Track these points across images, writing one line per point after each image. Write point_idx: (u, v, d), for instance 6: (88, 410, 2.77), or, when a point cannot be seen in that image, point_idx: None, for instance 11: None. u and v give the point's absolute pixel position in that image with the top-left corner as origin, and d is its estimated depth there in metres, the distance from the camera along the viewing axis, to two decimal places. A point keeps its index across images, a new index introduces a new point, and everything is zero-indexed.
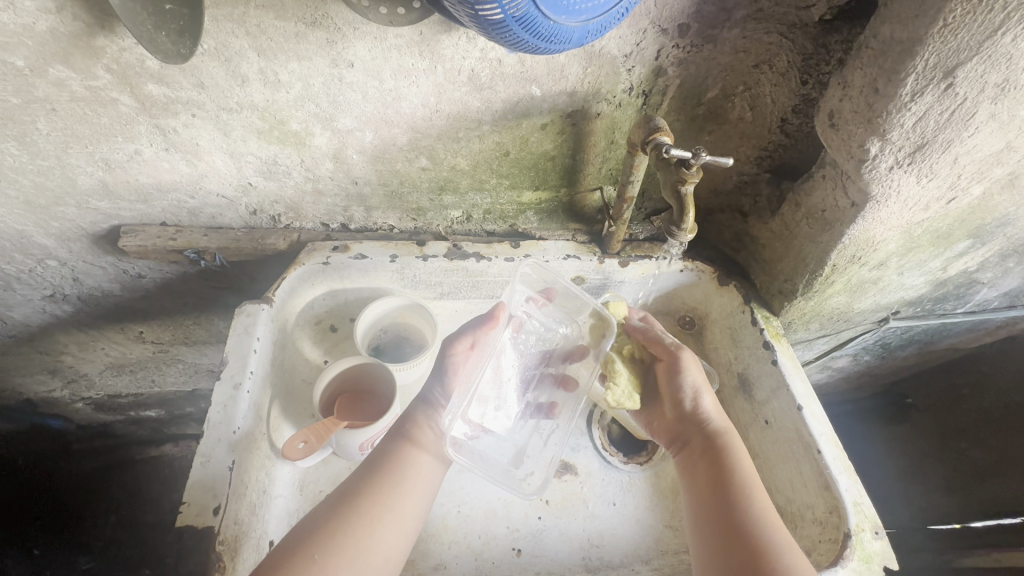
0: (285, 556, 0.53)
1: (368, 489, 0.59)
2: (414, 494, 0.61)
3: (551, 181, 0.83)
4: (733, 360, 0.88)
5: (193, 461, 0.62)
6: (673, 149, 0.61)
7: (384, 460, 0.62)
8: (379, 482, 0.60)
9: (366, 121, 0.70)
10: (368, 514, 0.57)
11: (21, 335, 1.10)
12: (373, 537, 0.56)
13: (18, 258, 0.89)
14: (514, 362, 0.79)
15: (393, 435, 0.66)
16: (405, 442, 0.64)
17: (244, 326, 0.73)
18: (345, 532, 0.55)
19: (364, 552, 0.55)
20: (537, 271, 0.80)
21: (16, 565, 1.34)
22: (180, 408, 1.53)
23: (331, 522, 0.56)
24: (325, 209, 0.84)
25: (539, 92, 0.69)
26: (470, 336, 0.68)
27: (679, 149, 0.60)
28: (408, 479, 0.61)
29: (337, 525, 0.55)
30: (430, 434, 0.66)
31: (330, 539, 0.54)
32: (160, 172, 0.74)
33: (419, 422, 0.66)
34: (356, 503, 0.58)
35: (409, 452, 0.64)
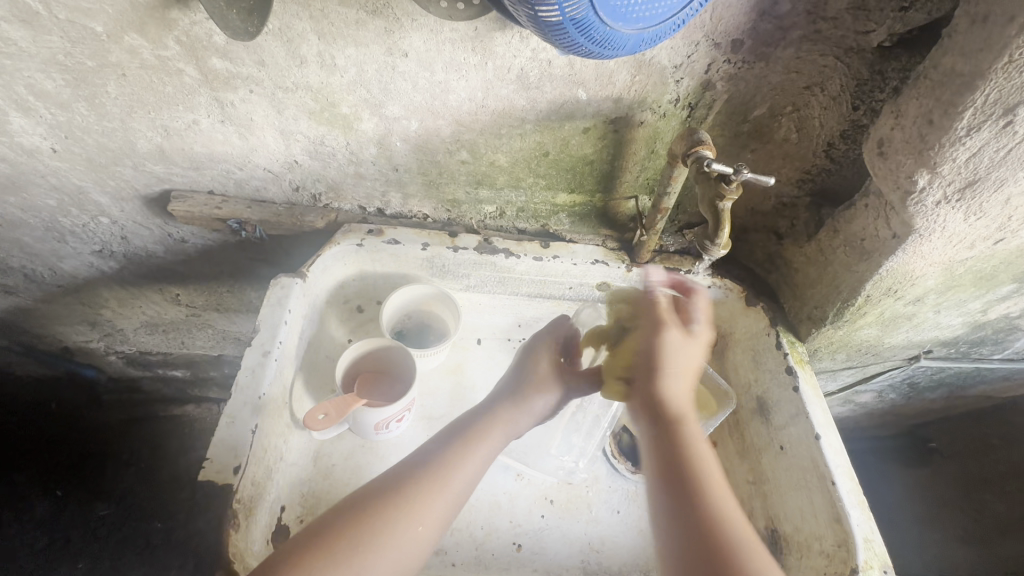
0: (326, 534, 0.54)
1: (405, 486, 0.58)
2: (452, 496, 0.60)
3: (587, 185, 0.84)
4: (753, 383, 0.88)
5: (219, 420, 0.65)
6: (715, 163, 0.60)
7: (433, 456, 0.62)
8: (420, 483, 0.59)
9: (413, 110, 0.72)
10: (414, 509, 0.57)
11: (68, 286, 1.18)
12: (414, 533, 0.56)
13: (75, 212, 0.94)
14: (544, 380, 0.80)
15: (450, 431, 0.66)
16: (460, 446, 0.63)
17: (278, 298, 0.75)
18: (375, 528, 0.55)
19: (387, 550, 0.55)
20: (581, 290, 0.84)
21: (42, 504, 1.44)
22: (207, 371, 1.59)
23: (359, 510, 0.56)
24: (364, 192, 0.86)
25: (585, 96, 0.69)
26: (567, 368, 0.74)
27: (721, 163, 0.59)
28: (453, 483, 0.60)
29: (368, 518, 0.56)
30: (490, 442, 0.66)
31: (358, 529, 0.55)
32: (213, 143, 0.78)
33: (482, 429, 0.66)
34: (392, 497, 0.57)
35: (462, 453, 0.63)
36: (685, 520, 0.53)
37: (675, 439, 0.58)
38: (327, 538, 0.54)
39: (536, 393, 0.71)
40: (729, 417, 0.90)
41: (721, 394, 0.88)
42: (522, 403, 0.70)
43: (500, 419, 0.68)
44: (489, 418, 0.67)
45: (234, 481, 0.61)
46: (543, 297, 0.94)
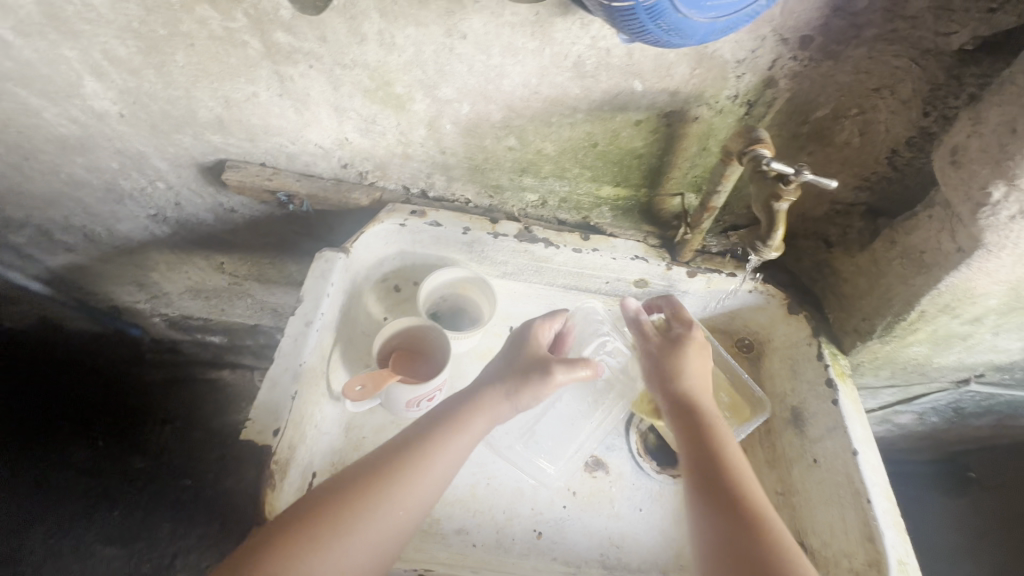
0: (307, 509, 0.57)
1: (379, 475, 0.59)
2: (427, 485, 0.60)
3: (633, 179, 0.83)
4: (789, 393, 0.86)
5: (262, 383, 0.67)
6: (774, 163, 0.58)
7: (406, 446, 0.62)
8: (394, 472, 0.59)
9: (466, 93, 0.72)
10: (390, 490, 0.58)
11: (123, 247, 1.26)
12: (391, 514, 0.58)
13: (135, 176, 0.98)
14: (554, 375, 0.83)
15: (425, 420, 0.66)
16: (436, 436, 0.63)
17: (322, 271, 0.77)
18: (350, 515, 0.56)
19: (361, 537, 0.56)
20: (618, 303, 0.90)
21: (84, 453, 1.51)
22: (243, 339, 1.65)
23: (335, 497, 0.57)
24: (410, 172, 0.87)
25: (641, 87, 0.68)
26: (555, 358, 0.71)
27: (781, 162, 0.57)
28: (432, 467, 0.61)
29: (342, 504, 0.57)
30: (474, 430, 0.65)
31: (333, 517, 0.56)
32: (270, 116, 0.80)
33: (460, 418, 0.65)
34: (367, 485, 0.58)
35: (436, 444, 0.62)
36: (723, 516, 0.56)
37: (708, 441, 0.63)
38: (304, 521, 0.55)
39: (518, 385, 0.68)
40: (761, 426, 0.88)
41: (754, 402, 0.86)
42: (502, 393, 0.67)
43: (478, 408, 0.66)
44: (466, 406, 0.66)
45: (273, 443, 0.64)
46: (579, 289, 0.93)
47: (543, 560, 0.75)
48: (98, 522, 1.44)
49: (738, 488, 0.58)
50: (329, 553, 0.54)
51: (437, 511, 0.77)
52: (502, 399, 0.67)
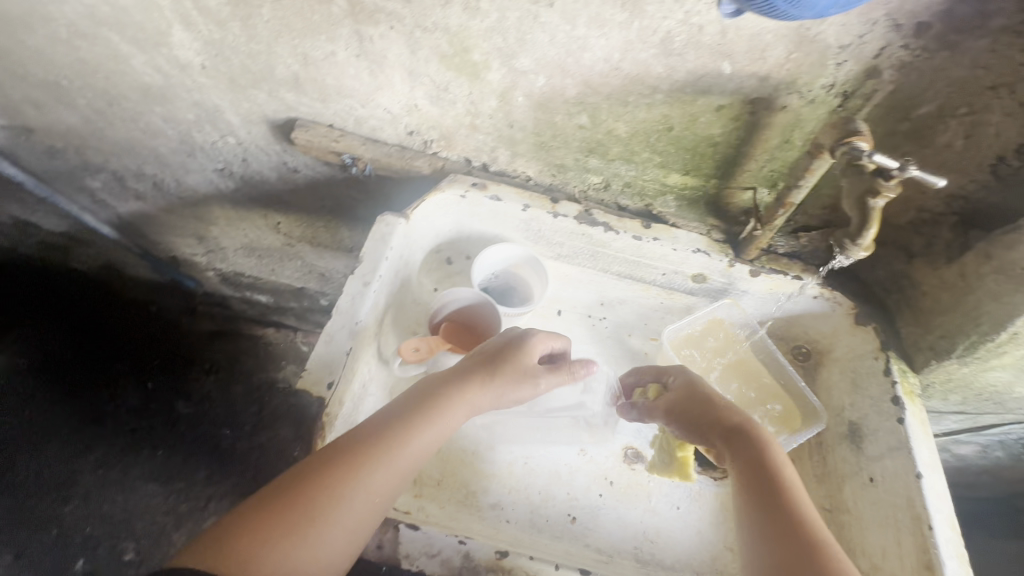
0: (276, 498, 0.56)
1: (348, 461, 0.58)
2: (394, 474, 0.59)
3: (705, 168, 0.80)
4: (847, 407, 0.82)
5: (319, 337, 0.68)
6: (878, 155, 0.55)
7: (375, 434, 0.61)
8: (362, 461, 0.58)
9: (544, 64, 0.70)
10: (358, 479, 0.57)
11: (188, 199, 1.30)
12: (360, 501, 0.57)
13: (208, 129, 1.02)
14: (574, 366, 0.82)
15: (392, 407, 0.64)
16: (403, 426, 0.61)
17: (382, 235, 0.77)
18: (318, 504, 0.55)
19: (329, 527, 0.55)
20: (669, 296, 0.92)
21: (135, 393, 1.59)
22: (288, 300, 1.70)
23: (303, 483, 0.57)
24: (474, 144, 0.87)
25: (729, 70, 0.64)
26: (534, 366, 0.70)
27: (885, 155, 0.54)
28: (400, 455, 0.60)
29: (310, 493, 0.56)
30: (444, 419, 0.64)
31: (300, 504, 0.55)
32: (344, 77, 0.80)
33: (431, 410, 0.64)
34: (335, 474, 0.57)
35: (405, 435, 0.61)
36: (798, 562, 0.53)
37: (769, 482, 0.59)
38: (271, 510, 0.54)
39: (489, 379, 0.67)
40: (813, 439, 0.84)
41: (808, 412, 0.83)
42: (474, 388, 0.66)
43: (448, 400, 0.65)
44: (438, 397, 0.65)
45: (325, 395, 0.65)
46: (632, 279, 0.92)
47: (576, 545, 0.75)
48: (143, 460, 1.52)
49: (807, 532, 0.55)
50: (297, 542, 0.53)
51: (475, 483, 0.77)
52: (474, 396, 0.66)
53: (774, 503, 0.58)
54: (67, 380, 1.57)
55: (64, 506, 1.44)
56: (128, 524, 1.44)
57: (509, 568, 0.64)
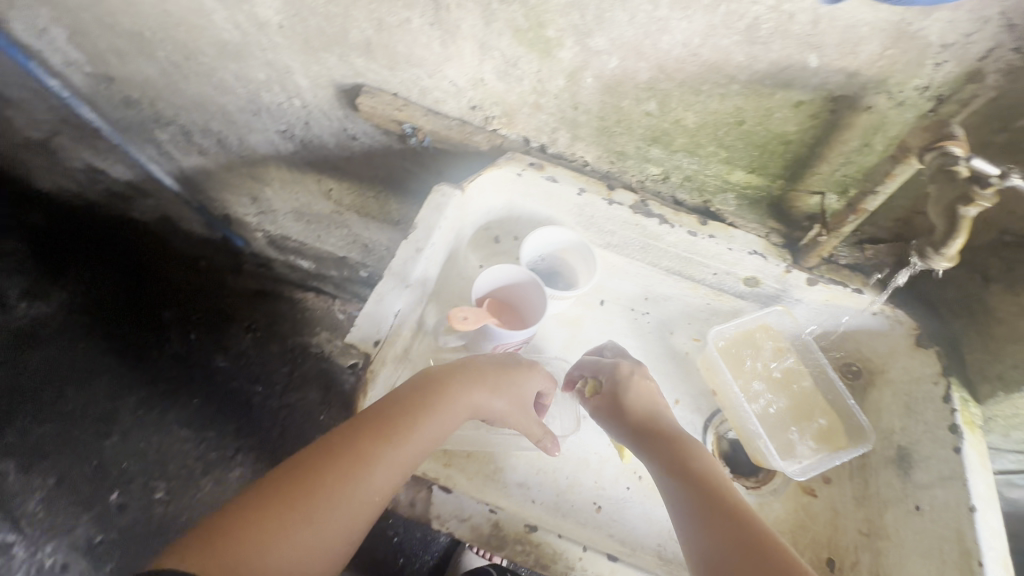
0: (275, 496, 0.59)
1: (337, 461, 0.61)
2: (385, 478, 0.61)
3: (772, 167, 0.77)
4: (897, 430, 0.78)
5: (370, 295, 0.70)
6: (976, 160, 0.51)
7: (363, 435, 0.62)
8: (351, 463, 0.61)
9: (619, 45, 0.68)
10: (350, 477, 0.60)
11: (247, 158, 1.34)
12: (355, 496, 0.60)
13: (277, 90, 1.04)
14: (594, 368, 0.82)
15: (381, 406, 0.64)
16: (392, 431, 0.62)
17: (437, 204, 0.78)
18: (311, 504, 0.59)
19: (325, 522, 0.59)
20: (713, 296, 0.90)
21: (178, 342, 1.67)
22: (330, 269, 1.74)
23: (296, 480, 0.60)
24: (536, 124, 0.86)
25: (816, 63, 0.61)
26: (528, 386, 0.71)
27: (984, 160, 0.50)
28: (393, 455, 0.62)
29: (302, 493, 0.59)
30: (439, 424, 0.65)
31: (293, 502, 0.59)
32: (415, 45, 0.81)
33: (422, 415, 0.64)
34: (327, 474, 0.60)
35: (394, 440, 0.62)
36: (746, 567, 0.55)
37: (715, 493, 0.61)
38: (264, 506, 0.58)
39: (487, 388, 0.68)
40: (855, 460, 0.81)
41: (856, 432, 0.80)
42: (466, 398, 0.67)
43: (440, 405, 0.65)
44: (428, 400, 0.65)
45: (372, 352, 0.67)
46: (681, 276, 0.90)
47: (598, 533, 0.74)
48: (180, 406, 1.59)
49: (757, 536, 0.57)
50: (291, 536, 0.57)
51: (503, 460, 0.77)
52: (465, 406, 0.67)
53: (723, 513, 0.59)
54: (119, 321, 1.66)
55: (105, 440, 1.50)
56: (160, 466, 1.50)
57: (537, 543, 0.63)
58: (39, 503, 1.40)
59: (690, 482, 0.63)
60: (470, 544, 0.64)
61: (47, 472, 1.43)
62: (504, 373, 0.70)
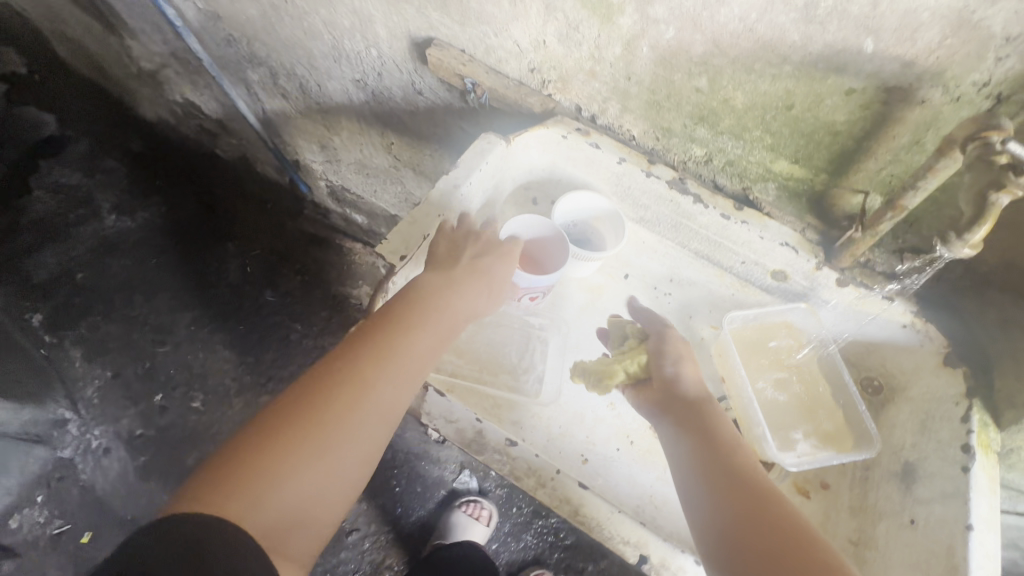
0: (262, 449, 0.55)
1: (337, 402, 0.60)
2: (394, 405, 0.63)
3: (816, 160, 0.77)
4: (906, 447, 0.76)
5: (404, 218, 0.75)
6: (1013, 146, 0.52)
7: (368, 368, 0.62)
8: (347, 387, 0.60)
9: (677, 16, 0.70)
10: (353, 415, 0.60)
11: (323, 105, 1.45)
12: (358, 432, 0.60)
13: (358, 39, 1.13)
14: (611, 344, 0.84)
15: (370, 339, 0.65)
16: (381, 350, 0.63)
17: (481, 149, 0.83)
18: (320, 439, 0.58)
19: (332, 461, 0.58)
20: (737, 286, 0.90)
21: (236, 270, 1.82)
22: (380, 225, 1.83)
23: (290, 419, 0.57)
24: (589, 92, 0.89)
25: (872, 48, 0.61)
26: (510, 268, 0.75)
27: (1021, 145, 0.51)
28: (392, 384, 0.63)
29: (310, 426, 0.58)
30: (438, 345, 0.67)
31: (299, 440, 0.56)
32: (487, 2, 0.86)
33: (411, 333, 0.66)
34: (327, 405, 0.59)
35: (389, 356, 0.63)
36: (755, 531, 0.56)
37: (734, 462, 0.62)
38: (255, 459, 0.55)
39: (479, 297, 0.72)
40: (857, 471, 0.78)
41: (860, 435, 0.78)
42: (453, 309, 0.70)
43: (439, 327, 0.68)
44: (412, 317, 0.66)
45: (397, 264, 0.72)
46: (709, 261, 0.90)
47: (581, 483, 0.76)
48: (227, 327, 1.72)
49: (772, 505, 0.58)
50: (306, 476, 0.56)
51: (502, 398, 0.80)
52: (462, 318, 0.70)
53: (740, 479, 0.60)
54: (190, 244, 1.83)
55: (161, 345, 1.66)
56: (202, 376, 1.65)
57: (512, 457, 0.72)
58: (95, 390, 1.56)
59: (711, 464, 0.62)
60: (455, 445, 0.74)
61: (106, 364, 1.60)
62: (482, 267, 0.73)
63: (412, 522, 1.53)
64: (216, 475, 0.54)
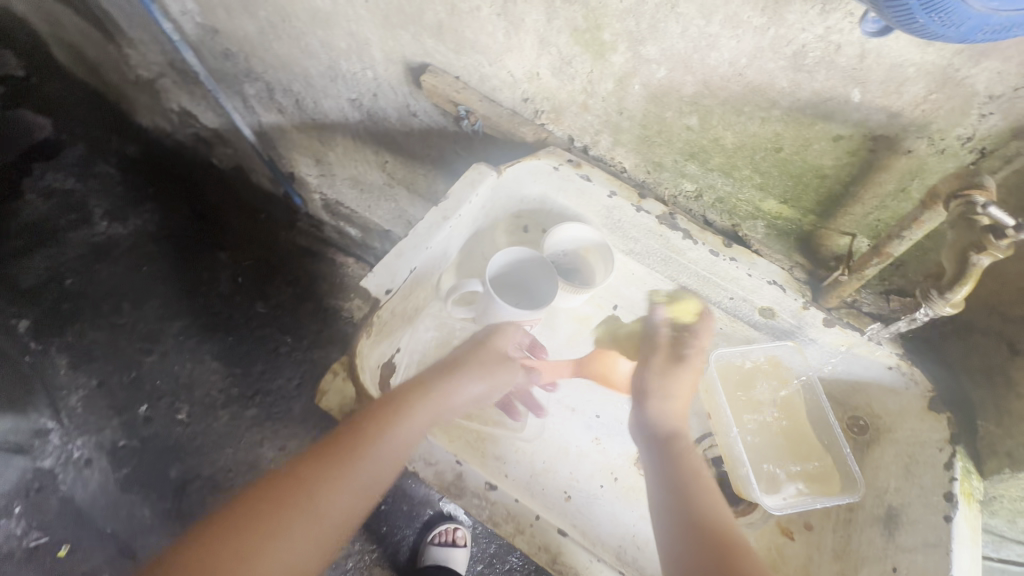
0: (252, 512, 0.60)
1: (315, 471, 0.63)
2: (369, 477, 0.64)
3: (804, 201, 0.77)
4: (890, 490, 0.76)
5: (390, 251, 0.73)
6: (994, 209, 0.52)
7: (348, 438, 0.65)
8: (333, 456, 0.64)
9: (668, 56, 0.71)
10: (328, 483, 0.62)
11: (318, 122, 1.45)
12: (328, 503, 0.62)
13: (354, 61, 1.13)
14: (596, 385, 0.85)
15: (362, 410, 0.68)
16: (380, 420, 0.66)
17: (472, 180, 0.82)
18: (292, 509, 0.60)
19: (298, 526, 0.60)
20: (725, 322, 0.90)
21: (226, 283, 1.80)
22: (373, 240, 1.83)
23: (278, 486, 0.62)
24: (581, 124, 0.90)
25: (858, 98, 0.62)
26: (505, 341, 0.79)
27: (1002, 210, 0.51)
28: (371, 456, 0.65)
29: (287, 496, 0.61)
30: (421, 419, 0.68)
31: (284, 509, 0.60)
32: (481, 32, 0.86)
33: (410, 403, 0.68)
34: (310, 475, 0.63)
35: (376, 429, 0.66)
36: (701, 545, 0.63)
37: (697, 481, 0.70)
38: (241, 519, 0.59)
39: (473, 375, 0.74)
40: (842, 512, 0.78)
41: (846, 479, 0.78)
42: (453, 380, 0.73)
43: (424, 400, 0.70)
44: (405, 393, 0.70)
45: (381, 299, 0.71)
46: (698, 295, 0.91)
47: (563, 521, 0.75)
48: (216, 339, 1.71)
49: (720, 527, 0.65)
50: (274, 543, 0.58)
51: (484, 432, 0.80)
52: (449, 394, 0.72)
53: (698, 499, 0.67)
54: (182, 255, 1.82)
55: (148, 355, 1.64)
56: (189, 387, 1.63)
57: (493, 501, 0.70)
58: (79, 400, 1.54)
59: (688, 498, 0.68)
60: (433, 486, 0.72)
61: (91, 372, 1.58)
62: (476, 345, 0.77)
63: (397, 543, 1.52)
64: (200, 542, 0.58)
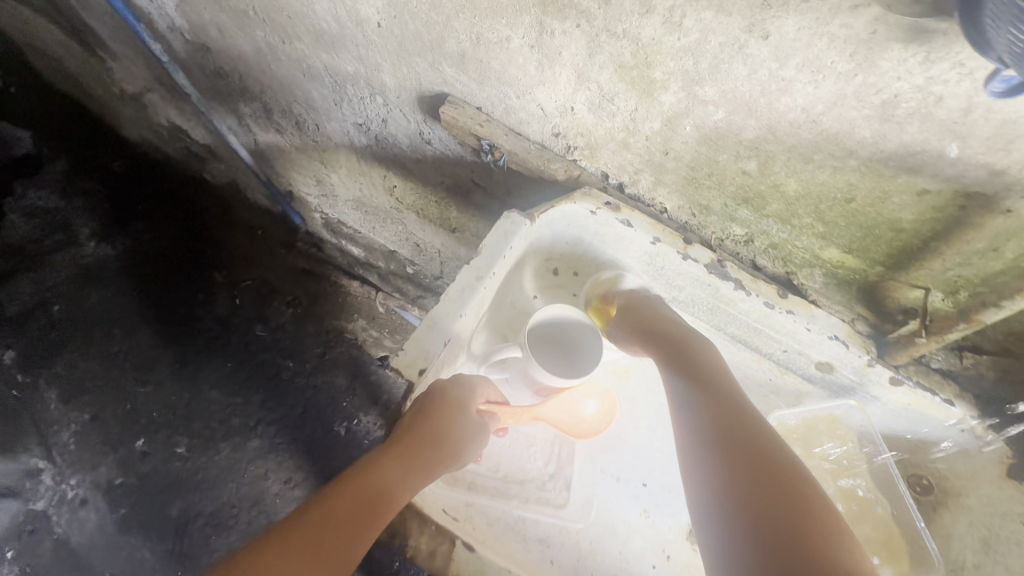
0: None
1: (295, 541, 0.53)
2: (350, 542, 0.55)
3: (873, 252, 0.70)
4: (969, 568, 0.70)
5: (422, 320, 0.68)
6: None
7: (334, 500, 0.58)
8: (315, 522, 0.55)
9: (729, 99, 0.63)
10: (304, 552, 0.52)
11: (320, 144, 1.36)
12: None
13: (362, 85, 1.04)
14: (640, 454, 0.83)
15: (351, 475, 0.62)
16: (365, 493, 0.60)
17: (505, 231, 0.74)
18: None
19: None
20: (776, 373, 0.87)
21: (224, 306, 1.63)
22: (378, 260, 1.73)
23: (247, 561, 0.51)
24: (619, 162, 0.81)
25: (955, 154, 0.55)
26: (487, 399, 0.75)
27: None
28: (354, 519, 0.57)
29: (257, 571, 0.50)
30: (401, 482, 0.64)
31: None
32: (510, 64, 0.78)
33: (388, 467, 0.64)
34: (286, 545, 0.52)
35: (360, 491, 0.60)
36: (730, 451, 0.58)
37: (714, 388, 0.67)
38: None
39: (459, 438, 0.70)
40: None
41: (918, 555, 0.73)
42: (443, 445, 0.68)
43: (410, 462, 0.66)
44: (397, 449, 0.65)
45: (416, 382, 0.66)
46: (744, 344, 0.86)
47: None
48: (214, 365, 1.53)
49: (749, 427, 0.60)
50: None
51: (526, 512, 0.76)
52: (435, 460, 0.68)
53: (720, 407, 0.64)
54: (179, 272, 1.65)
55: (143, 386, 1.45)
56: (188, 421, 1.44)
57: None
58: (73, 435, 1.34)
59: (711, 409, 0.64)
60: None
61: (85, 406, 1.38)
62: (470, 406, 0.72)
63: None
64: None
